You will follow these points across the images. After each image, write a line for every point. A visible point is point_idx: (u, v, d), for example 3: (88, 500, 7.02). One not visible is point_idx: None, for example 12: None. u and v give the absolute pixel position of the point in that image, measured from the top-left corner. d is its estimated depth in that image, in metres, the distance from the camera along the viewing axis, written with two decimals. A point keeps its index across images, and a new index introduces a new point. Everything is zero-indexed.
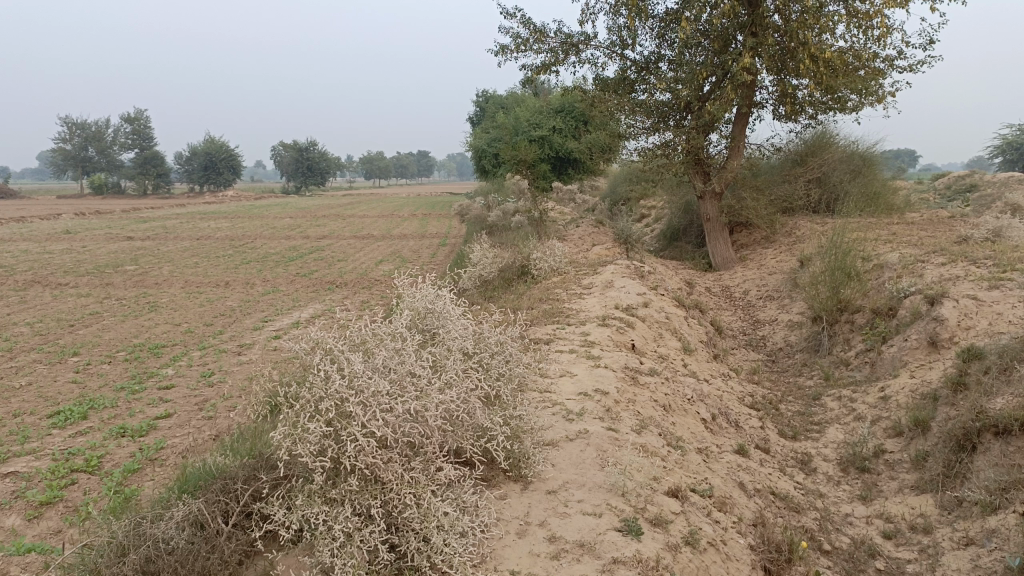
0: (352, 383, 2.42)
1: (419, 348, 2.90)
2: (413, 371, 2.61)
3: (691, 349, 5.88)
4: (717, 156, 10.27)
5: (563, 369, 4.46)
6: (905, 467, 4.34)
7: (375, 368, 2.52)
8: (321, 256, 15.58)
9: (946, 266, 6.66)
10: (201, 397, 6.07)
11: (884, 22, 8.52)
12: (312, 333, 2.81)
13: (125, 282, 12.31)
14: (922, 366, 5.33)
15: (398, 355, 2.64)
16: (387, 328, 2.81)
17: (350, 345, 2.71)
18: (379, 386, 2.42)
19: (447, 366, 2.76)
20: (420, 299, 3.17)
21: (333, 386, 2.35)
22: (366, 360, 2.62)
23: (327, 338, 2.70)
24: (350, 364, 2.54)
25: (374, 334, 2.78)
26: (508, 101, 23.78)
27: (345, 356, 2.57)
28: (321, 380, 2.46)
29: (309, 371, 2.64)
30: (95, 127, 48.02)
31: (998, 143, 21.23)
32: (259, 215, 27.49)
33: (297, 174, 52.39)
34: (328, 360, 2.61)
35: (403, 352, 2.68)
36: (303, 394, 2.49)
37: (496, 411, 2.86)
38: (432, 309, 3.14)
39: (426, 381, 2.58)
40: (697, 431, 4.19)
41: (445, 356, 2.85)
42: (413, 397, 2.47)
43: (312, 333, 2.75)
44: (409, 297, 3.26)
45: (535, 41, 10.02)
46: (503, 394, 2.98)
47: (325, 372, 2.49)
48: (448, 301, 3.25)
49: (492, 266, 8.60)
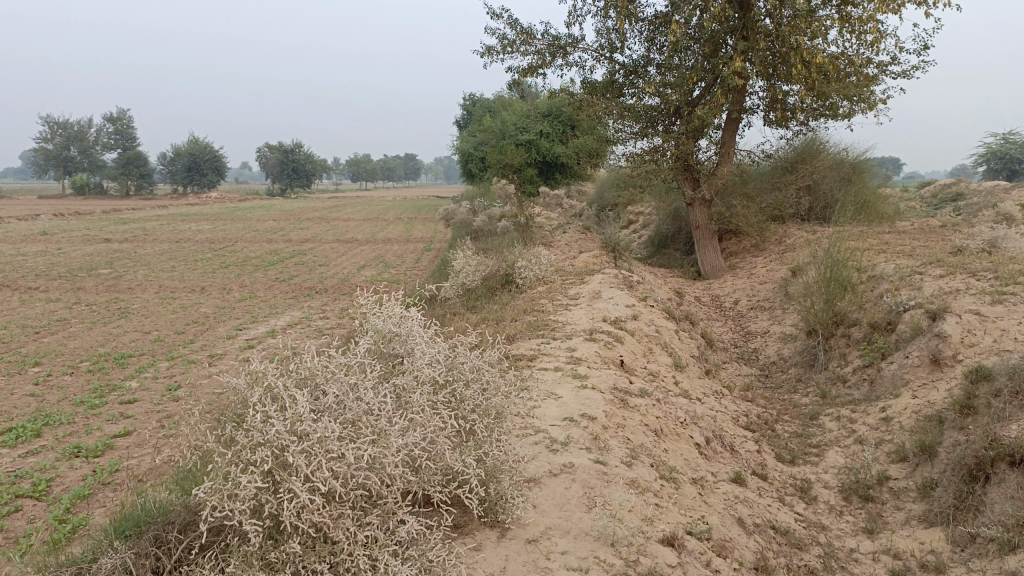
0: (294, 428, 2.10)
1: (382, 380, 2.57)
2: (370, 408, 2.31)
3: (683, 366, 5.59)
4: (707, 162, 10.00)
5: (547, 390, 4.15)
6: (911, 497, 4.07)
7: (325, 409, 2.22)
8: (302, 261, 15.21)
9: (945, 279, 6.41)
10: (165, 412, 5.72)
11: (877, 27, 8.30)
12: (254, 361, 2.47)
13: (97, 286, 11.90)
14: (925, 385, 5.07)
15: (354, 392, 2.33)
16: (341, 357, 2.49)
17: (295, 380, 2.38)
18: (328, 429, 2.12)
19: (412, 402, 2.45)
20: (386, 320, 2.85)
21: (274, 433, 2.04)
22: (315, 398, 2.30)
23: (269, 369, 2.37)
24: (295, 404, 2.22)
25: (326, 363, 2.45)
26: (495, 105, 23.55)
27: (289, 393, 2.25)
28: (258, 423, 2.14)
29: (248, 408, 2.31)
30: (77, 127, 47.37)
31: (983, 151, 21.25)
32: (243, 218, 27.00)
33: (282, 176, 51.89)
34: (270, 397, 2.29)
35: (360, 387, 2.37)
36: (237, 438, 2.15)
37: (470, 449, 2.56)
38: (398, 333, 2.81)
39: (386, 420, 2.28)
40: (691, 458, 3.89)
41: (409, 388, 2.53)
42: (370, 442, 2.18)
43: (253, 364, 2.41)
44: (374, 316, 2.93)
45: (521, 43, 9.73)
46: (478, 430, 2.67)
47: (265, 414, 2.18)
48: (418, 322, 2.92)
49: (475, 273, 8.28)
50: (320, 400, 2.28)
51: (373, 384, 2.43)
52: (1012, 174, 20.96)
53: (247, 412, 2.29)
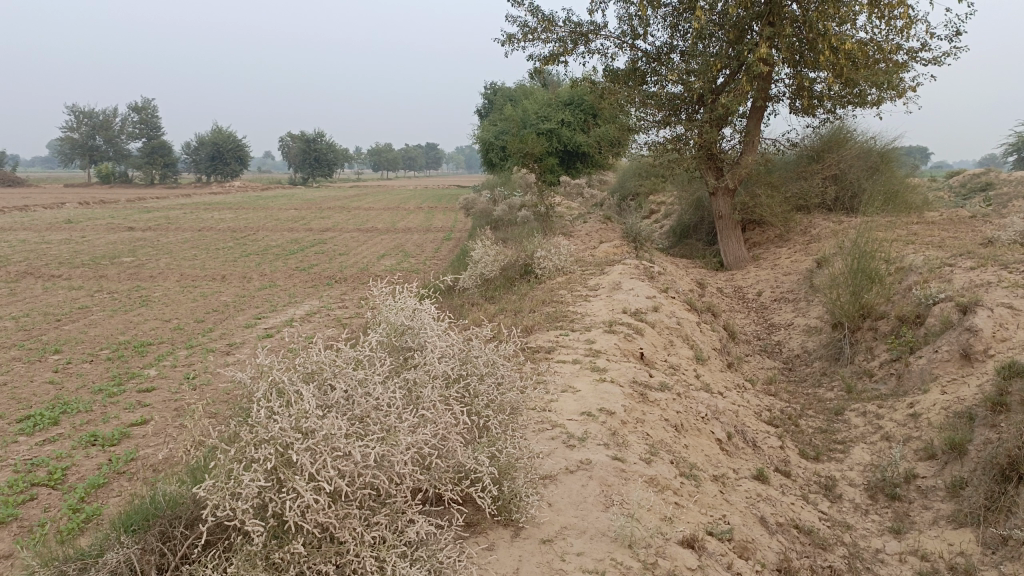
0: (299, 425, 2.05)
1: (392, 375, 2.51)
2: (379, 404, 2.25)
3: (705, 358, 5.48)
4: (731, 151, 9.84)
5: (564, 383, 4.07)
6: (939, 496, 3.95)
7: (333, 405, 2.17)
8: (322, 250, 15.21)
9: (975, 271, 6.24)
10: (182, 401, 5.71)
11: (906, 13, 8.09)
12: (260, 355, 2.42)
13: (119, 274, 11.96)
14: (954, 381, 4.93)
15: (362, 388, 2.28)
16: (350, 351, 2.43)
17: (301, 374, 2.33)
18: (334, 426, 2.07)
19: (423, 397, 2.39)
20: (397, 312, 2.77)
21: (278, 430, 2.00)
22: (322, 394, 2.24)
23: (274, 362, 2.32)
24: (301, 400, 2.16)
25: (334, 358, 2.40)
26: (516, 94, 23.41)
27: (294, 388, 2.20)
28: (263, 419, 2.09)
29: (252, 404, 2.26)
30: (102, 116, 47.78)
31: (1014, 140, 20.85)
32: (265, 207, 27.06)
33: (304, 165, 52.06)
34: (275, 393, 2.25)
35: (368, 383, 2.31)
36: (241, 435, 2.10)
37: (482, 446, 2.49)
38: (410, 325, 2.74)
39: (395, 416, 2.22)
40: (711, 454, 3.80)
41: (421, 383, 2.47)
42: (379, 439, 2.12)
43: (258, 358, 2.36)
44: (386, 308, 2.86)
45: (542, 30, 9.61)
46: (492, 427, 2.61)
47: (270, 410, 2.13)
48: (430, 314, 2.85)
49: (494, 263, 8.19)
50: (326, 397, 2.23)
51: (383, 379, 2.37)
52: None
53: (252, 407, 2.24)
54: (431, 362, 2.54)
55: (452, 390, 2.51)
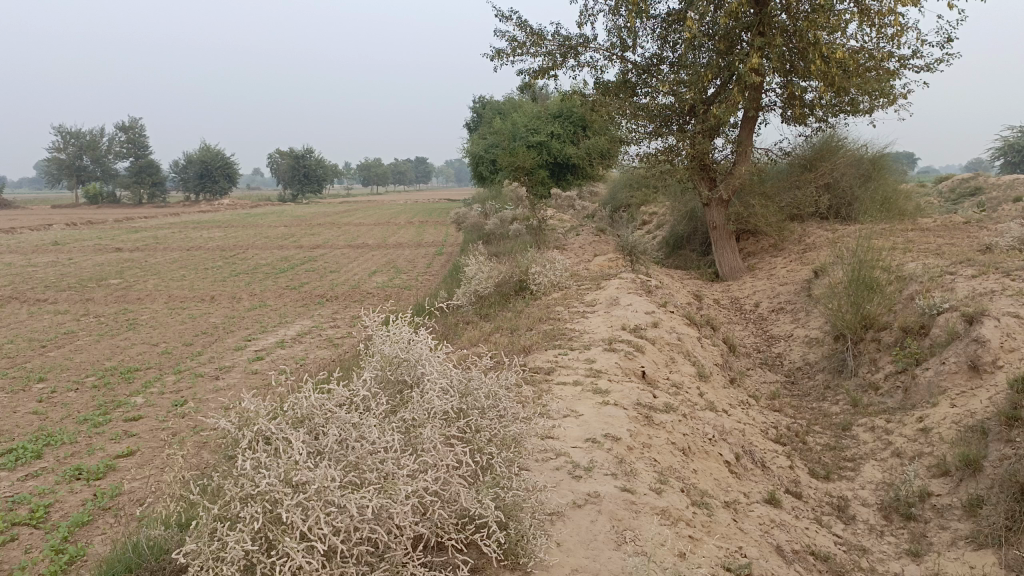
0: (289, 478, 1.93)
1: (388, 415, 2.38)
2: (377, 448, 2.13)
3: (708, 375, 5.34)
4: (724, 161, 9.75)
5: (566, 407, 3.92)
6: (956, 516, 3.81)
7: (326, 454, 2.04)
8: (313, 268, 15.02)
9: (978, 279, 6.15)
10: (169, 430, 5.53)
11: (897, 20, 8.03)
12: (244, 399, 2.30)
13: (106, 297, 11.74)
14: (964, 394, 4.81)
15: (357, 432, 2.15)
16: (341, 389, 2.30)
17: (290, 421, 2.21)
18: (327, 477, 1.94)
19: (423, 438, 2.25)
20: (392, 343, 2.64)
21: (265, 486, 1.88)
22: (312, 441, 2.12)
23: (260, 408, 2.20)
24: (290, 450, 2.04)
25: (324, 400, 2.27)
26: (505, 106, 23.38)
27: (282, 435, 2.08)
28: (249, 471, 1.97)
29: (237, 453, 2.14)
30: (89, 136, 47.56)
31: (1000, 144, 21.01)
32: (254, 224, 26.90)
33: (293, 181, 51.92)
34: (262, 441, 2.12)
35: (363, 426, 2.18)
36: (226, 490, 1.99)
37: (486, 487, 2.35)
38: (406, 357, 2.60)
39: (392, 462, 2.09)
40: (721, 479, 3.65)
41: (420, 421, 2.34)
42: (376, 489, 1.99)
43: (243, 403, 2.24)
44: (379, 338, 2.73)
45: (532, 44, 9.52)
46: (495, 465, 2.47)
47: (256, 461, 2.01)
48: (426, 342, 2.72)
49: (488, 280, 8.04)
50: (318, 443, 2.11)
51: (379, 421, 2.25)
52: None
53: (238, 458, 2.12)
54: (429, 397, 2.41)
55: (452, 427, 2.38)
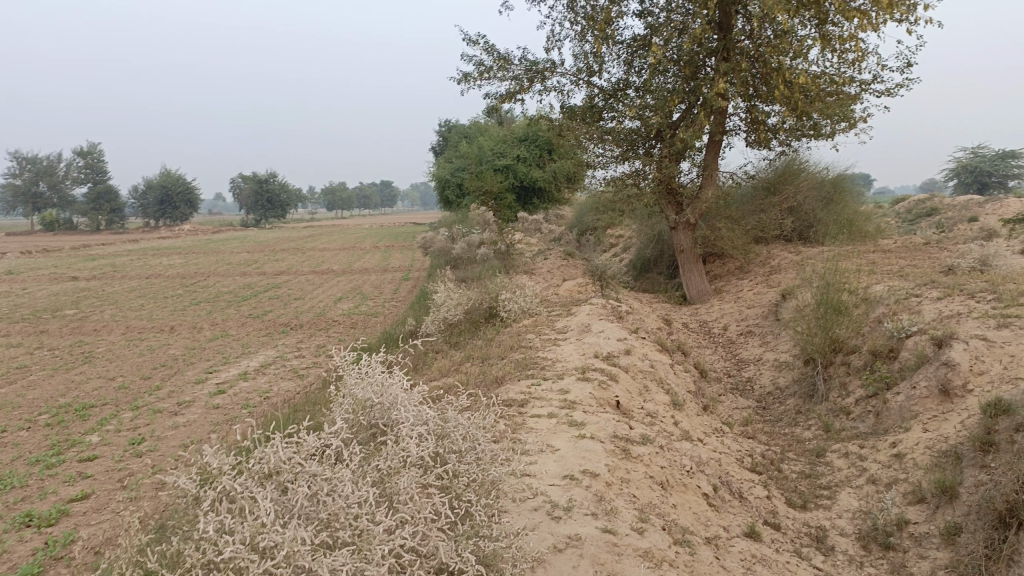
0: (256, 542, 1.84)
1: (361, 465, 2.30)
2: (351, 503, 2.04)
3: (681, 403, 5.30)
4: (690, 185, 9.80)
5: (542, 442, 3.84)
6: (935, 544, 3.79)
7: (296, 513, 1.95)
8: (276, 295, 14.77)
9: (943, 301, 6.22)
10: (127, 471, 5.32)
11: (857, 46, 8.18)
12: (207, 454, 2.21)
13: (61, 330, 11.38)
14: (935, 418, 4.82)
15: (329, 486, 2.07)
16: (310, 440, 2.22)
17: (257, 476, 2.11)
18: (297, 539, 1.85)
19: (398, 488, 2.16)
20: (364, 386, 2.56)
21: (229, 552, 1.79)
22: (280, 499, 2.03)
23: (224, 464, 2.11)
24: (256, 510, 1.94)
25: (293, 452, 2.19)
26: (471, 130, 23.42)
27: (247, 494, 1.99)
28: (213, 535, 1.88)
29: (199, 514, 2.04)
30: (46, 163, 46.65)
31: (953, 166, 21.58)
32: (216, 250, 26.46)
33: (257, 206, 51.36)
34: (226, 500, 2.03)
35: (335, 480, 2.09)
36: (186, 556, 1.88)
37: (465, 537, 2.25)
38: (379, 400, 2.53)
39: (366, 518, 2.00)
40: (700, 513, 3.59)
41: (395, 471, 2.25)
42: (350, 550, 1.90)
43: (205, 459, 2.15)
44: (351, 379, 2.65)
45: (498, 69, 9.52)
46: (474, 513, 2.38)
47: (220, 524, 1.92)
48: (400, 384, 2.64)
49: (458, 307, 7.94)
50: (287, 500, 2.01)
51: (352, 473, 2.16)
52: (982, 188, 21.32)
53: (200, 519, 2.02)
54: (405, 445, 2.32)
55: (430, 476, 2.30)
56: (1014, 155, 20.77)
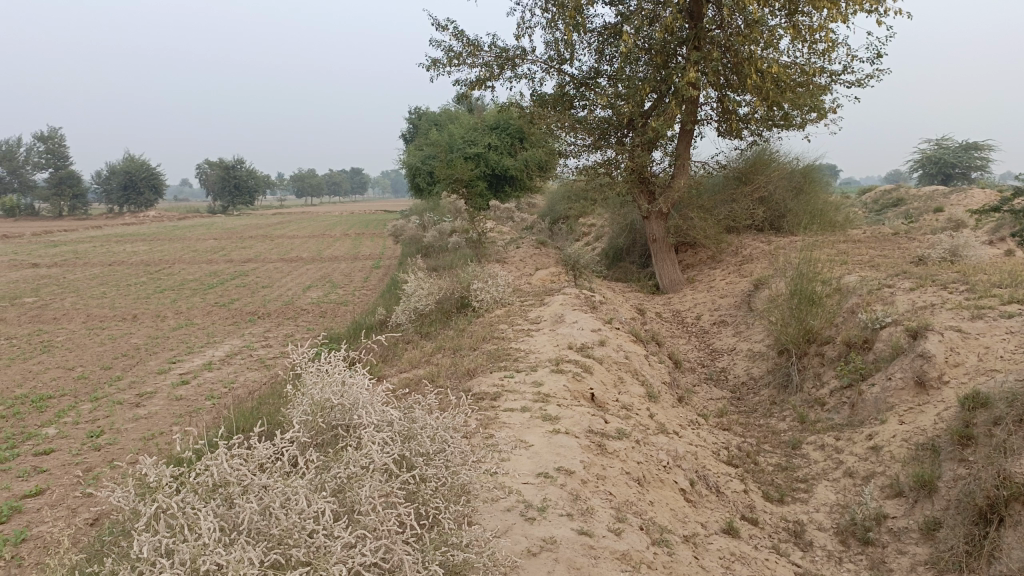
0: (198, 565, 1.70)
1: (319, 472, 2.16)
2: (307, 517, 1.90)
3: (656, 395, 5.20)
4: (662, 174, 9.70)
5: (514, 437, 3.71)
6: (914, 539, 3.73)
7: (244, 531, 1.81)
8: (243, 283, 14.45)
9: (916, 292, 6.19)
10: (83, 465, 5.10)
11: (828, 37, 8.13)
12: (146, 464, 2.05)
13: (18, 318, 11.01)
14: (911, 410, 4.78)
15: (281, 498, 1.92)
16: (259, 449, 2.07)
17: (202, 490, 1.97)
18: (244, 560, 1.72)
19: (359, 496, 2.03)
20: (323, 387, 2.43)
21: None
22: (225, 515, 1.89)
23: (164, 476, 1.96)
24: (199, 528, 1.80)
25: (241, 463, 2.04)
26: (441, 117, 23.16)
27: (188, 510, 1.85)
28: (149, 557, 1.74)
29: (136, 532, 1.89)
30: (5, 147, 45.50)
31: (918, 157, 21.83)
32: (181, 237, 25.94)
33: (223, 193, 50.49)
34: (168, 517, 1.88)
35: (290, 492, 1.95)
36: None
37: (433, 549, 2.12)
38: (340, 402, 2.40)
39: (324, 534, 1.86)
40: (678, 509, 3.50)
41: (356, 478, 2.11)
42: (304, 569, 1.76)
43: (143, 471, 1.99)
44: (309, 379, 2.51)
45: (468, 55, 9.33)
46: (442, 522, 2.24)
47: (157, 544, 1.78)
48: (362, 384, 2.50)
49: (428, 296, 7.77)
50: (234, 517, 1.87)
51: (307, 483, 2.02)
52: (946, 179, 21.60)
53: (136, 538, 1.88)
54: (366, 450, 2.18)
55: (394, 483, 2.16)
56: (976, 147, 21.10)
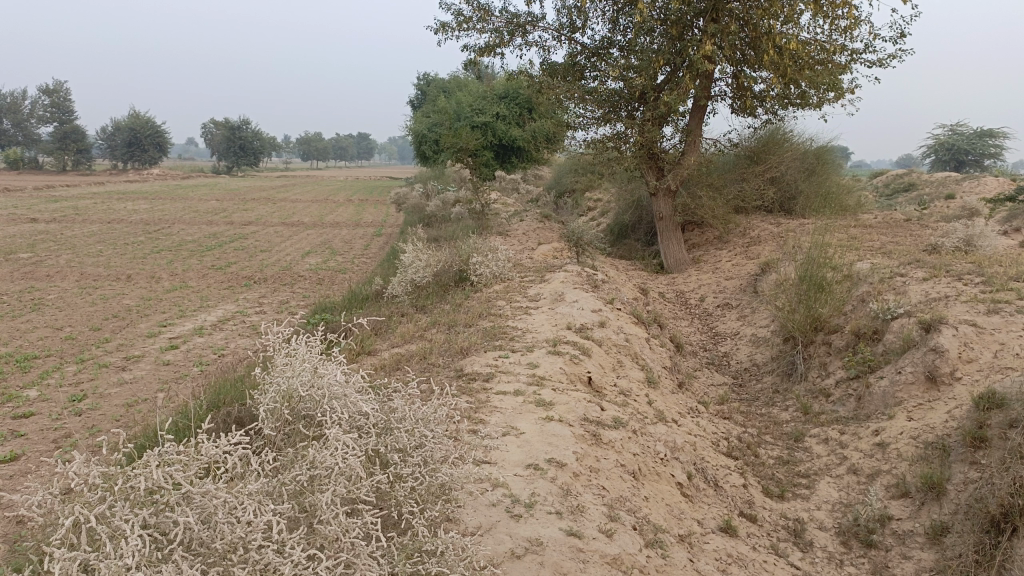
0: None
1: (276, 474, 2.06)
2: (254, 530, 1.81)
3: (656, 380, 5.01)
4: (671, 151, 9.43)
5: (505, 424, 3.53)
6: (919, 543, 3.56)
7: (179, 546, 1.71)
8: (242, 247, 14.23)
9: (929, 282, 5.97)
10: (61, 431, 4.93)
11: (851, 13, 7.80)
12: (76, 463, 1.93)
13: (12, 274, 10.82)
14: (921, 406, 4.59)
15: (226, 507, 1.83)
16: (206, 450, 1.98)
17: (136, 497, 1.85)
18: None
19: (320, 503, 1.94)
20: (291, 377, 2.33)
21: None
22: (156, 528, 1.78)
23: (93, 481, 1.84)
24: (126, 545, 1.69)
25: (182, 467, 1.93)
26: (450, 85, 22.73)
27: (117, 522, 1.74)
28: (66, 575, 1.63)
29: (59, 542, 1.78)
30: (11, 99, 45.11)
31: (931, 142, 21.46)
32: (184, 197, 25.66)
33: (228, 153, 50.00)
34: (94, 528, 1.77)
35: (238, 502, 1.85)
36: None
37: (403, 560, 2.04)
38: (310, 393, 2.30)
39: (273, 550, 1.78)
40: (673, 505, 3.33)
41: (319, 482, 2.04)
42: None
43: (70, 473, 1.87)
44: (278, 368, 2.40)
45: (478, 20, 9.03)
46: (416, 529, 2.17)
47: (79, 561, 1.67)
48: (335, 374, 2.39)
49: (427, 268, 7.56)
50: (171, 530, 1.77)
51: (261, 489, 1.94)
52: (959, 166, 21.23)
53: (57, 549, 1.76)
54: (330, 450, 2.08)
55: (362, 486, 2.08)
56: (991, 135, 20.70)
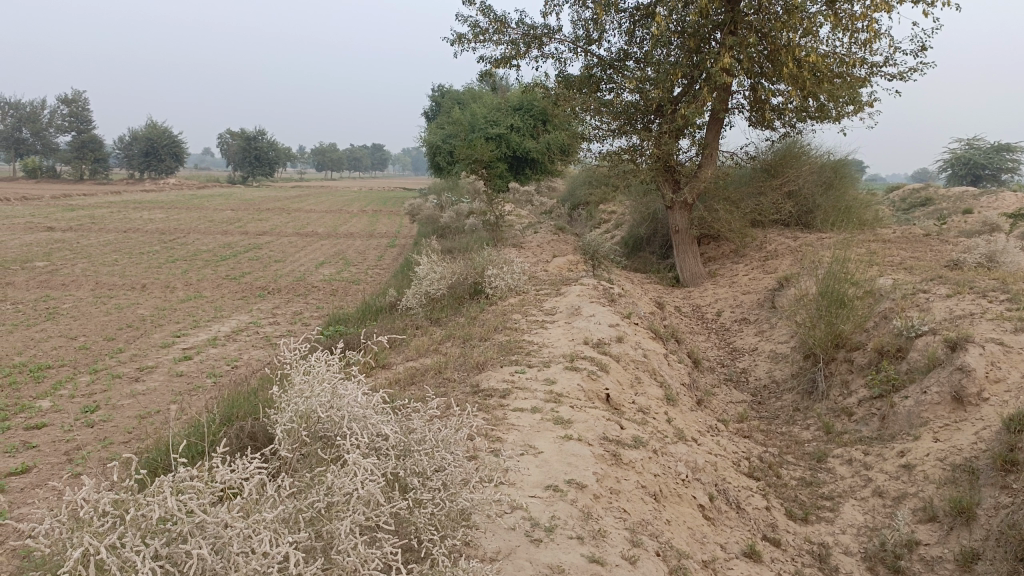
0: None
1: (293, 501, 2.01)
2: (270, 561, 1.75)
3: (675, 397, 4.92)
4: (688, 164, 9.35)
5: (522, 443, 3.45)
6: (949, 570, 3.45)
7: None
8: (256, 257, 14.24)
9: (954, 299, 5.85)
10: (74, 443, 4.89)
11: (872, 26, 7.71)
12: (87, 489, 1.87)
13: (27, 283, 10.84)
14: (948, 427, 4.48)
15: (241, 537, 1.77)
16: (220, 476, 1.92)
17: (148, 525, 1.80)
18: None
19: (337, 530, 1.89)
20: (310, 398, 2.27)
21: None
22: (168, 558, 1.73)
23: (104, 509, 1.78)
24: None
25: (196, 494, 1.88)
26: (465, 96, 22.73)
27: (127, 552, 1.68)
28: None
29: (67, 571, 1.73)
30: (31, 108, 45.58)
31: (947, 157, 21.24)
32: (200, 206, 25.77)
33: (244, 163, 50.26)
34: (104, 559, 1.71)
35: (253, 532, 1.80)
36: None
37: None
38: (328, 414, 2.24)
39: None
40: (695, 529, 3.24)
41: (336, 508, 1.98)
42: None
43: (81, 499, 1.82)
44: (296, 387, 2.35)
45: (494, 32, 9.01)
46: (436, 558, 2.10)
47: None
48: (353, 396, 2.34)
49: (442, 280, 7.49)
50: (183, 560, 1.71)
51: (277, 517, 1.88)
52: (976, 180, 21.00)
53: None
54: (348, 476, 2.03)
55: (380, 514, 2.02)
56: (1009, 149, 20.47)
